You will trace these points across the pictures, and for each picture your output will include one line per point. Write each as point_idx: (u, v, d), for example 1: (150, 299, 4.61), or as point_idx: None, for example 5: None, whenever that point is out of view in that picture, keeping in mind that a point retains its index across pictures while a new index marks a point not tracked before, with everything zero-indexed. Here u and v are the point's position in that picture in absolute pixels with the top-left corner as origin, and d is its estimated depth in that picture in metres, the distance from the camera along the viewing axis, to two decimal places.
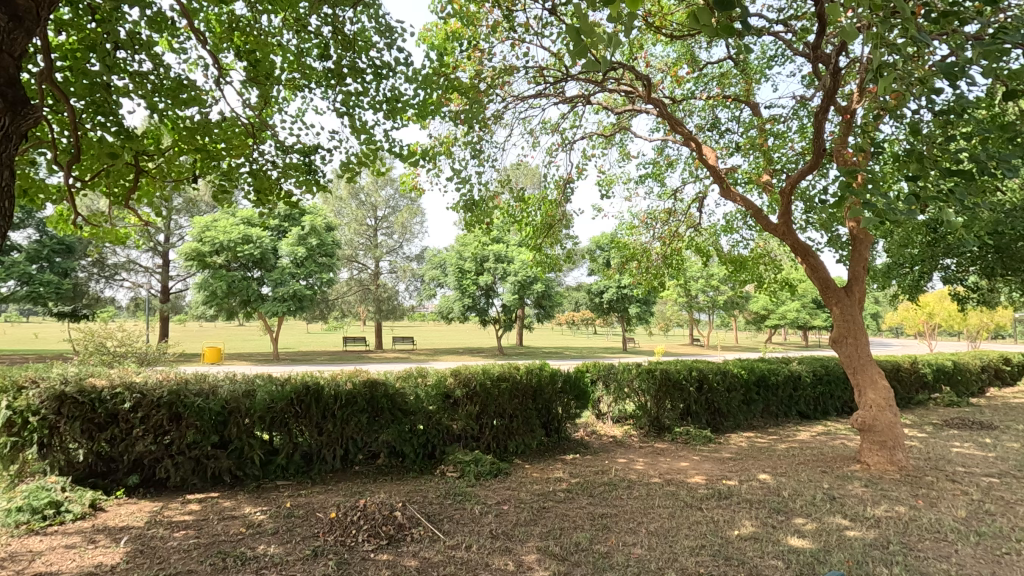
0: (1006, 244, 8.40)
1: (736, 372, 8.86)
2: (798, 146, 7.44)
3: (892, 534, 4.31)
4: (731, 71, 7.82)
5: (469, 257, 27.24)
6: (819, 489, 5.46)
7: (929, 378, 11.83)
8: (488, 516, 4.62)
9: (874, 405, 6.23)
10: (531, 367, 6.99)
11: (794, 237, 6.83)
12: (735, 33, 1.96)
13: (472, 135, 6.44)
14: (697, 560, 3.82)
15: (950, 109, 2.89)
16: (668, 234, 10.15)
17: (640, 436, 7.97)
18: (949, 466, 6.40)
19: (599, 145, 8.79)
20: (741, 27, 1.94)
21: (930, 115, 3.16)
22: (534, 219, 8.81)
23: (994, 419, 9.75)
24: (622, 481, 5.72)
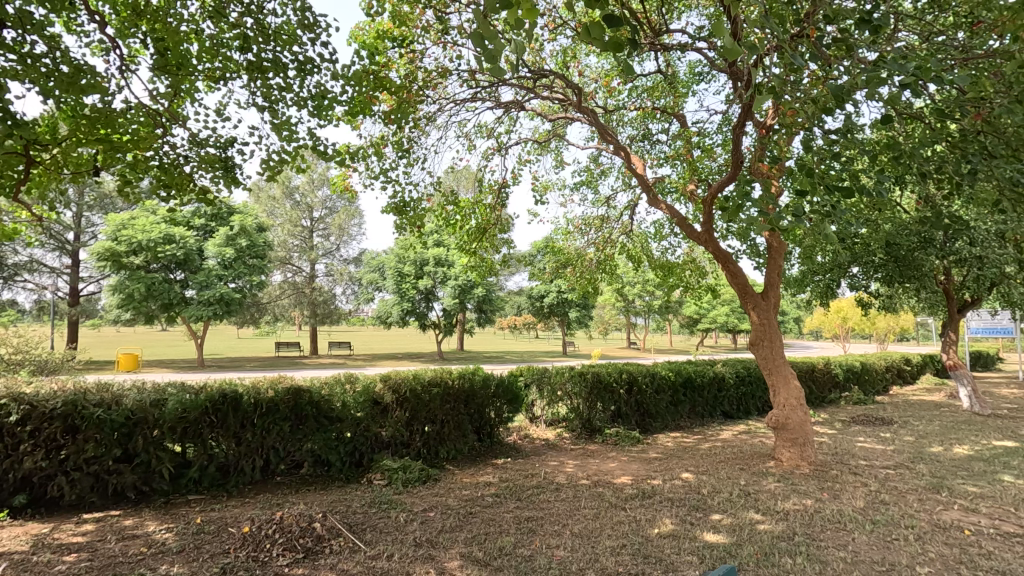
0: (902, 254, 9.18)
1: (665, 374, 9.16)
2: (722, 158, 7.80)
3: (798, 526, 4.56)
4: (660, 84, 8.12)
5: (408, 261, 26.85)
6: (735, 485, 5.73)
7: (840, 377, 12.68)
8: (412, 524, 4.53)
9: (787, 405, 6.61)
10: (464, 371, 6.94)
11: (715, 245, 7.15)
12: (630, 48, 2.05)
13: (404, 135, 6.34)
14: (617, 559, 3.89)
15: (841, 131, 3.13)
16: (602, 240, 10.38)
17: (572, 438, 8.09)
18: (852, 460, 6.88)
19: (534, 151, 8.89)
20: (634, 44, 2.03)
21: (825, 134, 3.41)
22: (470, 223, 8.80)
23: (894, 415, 10.59)
24: (551, 484, 5.78)
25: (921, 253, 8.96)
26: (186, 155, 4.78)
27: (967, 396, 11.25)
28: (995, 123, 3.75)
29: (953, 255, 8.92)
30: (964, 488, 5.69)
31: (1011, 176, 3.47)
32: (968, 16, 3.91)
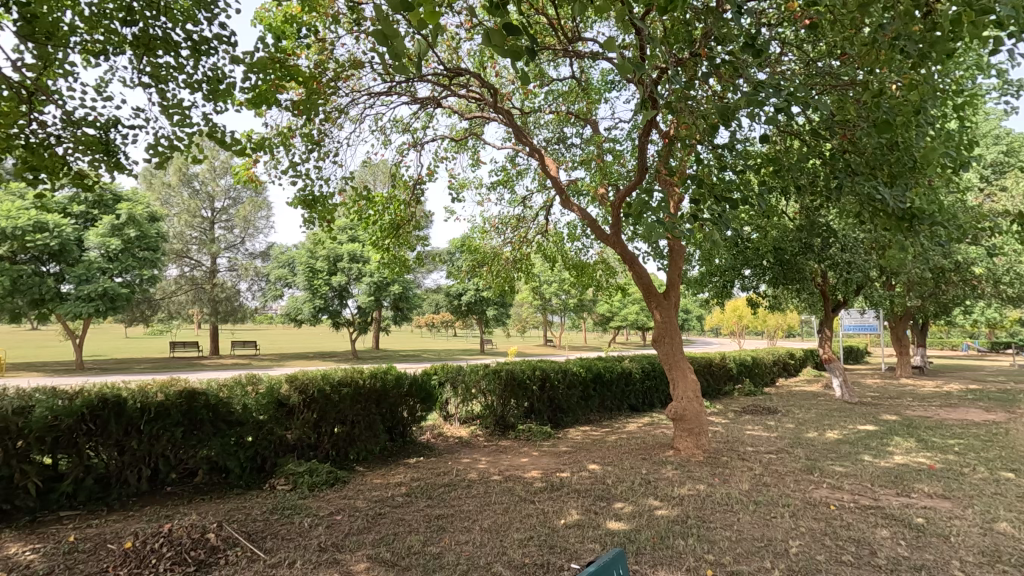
0: (787, 258, 10.12)
1: (576, 370, 9.47)
2: (630, 164, 8.19)
3: (691, 510, 4.91)
4: (574, 90, 8.37)
5: (321, 257, 25.81)
6: (637, 474, 6.06)
7: (734, 371, 13.74)
8: (317, 528, 4.38)
9: (685, 397, 7.07)
10: (376, 371, 6.80)
11: (622, 246, 7.50)
12: (526, 55, 2.18)
13: (314, 126, 6.10)
14: (524, 551, 3.99)
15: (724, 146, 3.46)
16: (518, 239, 10.51)
17: (485, 435, 8.18)
18: (740, 446, 7.50)
19: (451, 149, 8.84)
20: (530, 52, 2.17)
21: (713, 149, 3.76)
22: (384, 219, 8.62)
23: (779, 405, 11.64)
24: (462, 481, 5.82)
25: (802, 257, 9.91)
26: (59, 135, 4.31)
27: (839, 385, 12.58)
28: (857, 144, 4.24)
29: (828, 260, 9.95)
30: (831, 468, 6.39)
31: (869, 191, 3.95)
32: (836, 48, 4.39)
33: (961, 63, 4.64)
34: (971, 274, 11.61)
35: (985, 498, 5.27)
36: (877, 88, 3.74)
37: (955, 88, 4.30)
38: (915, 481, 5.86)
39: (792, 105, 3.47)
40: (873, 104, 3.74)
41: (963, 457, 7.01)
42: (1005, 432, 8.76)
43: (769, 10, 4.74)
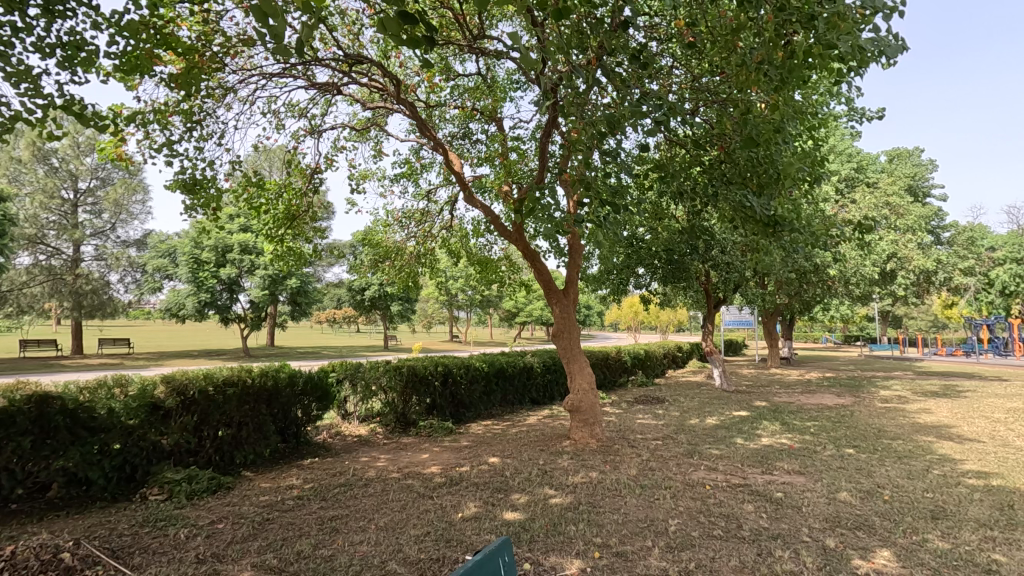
0: (675, 258, 10.88)
1: (479, 365, 9.56)
2: (533, 163, 8.37)
3: (583, 497, 5.16)
4: (480, 87, 8.39)
5: (207, 246, 23.85)
6: (535, 465, 6.25)
7: (628, 363, 14.55)
8: (195, 539, 4.07)
9: (581, 389, 7.37)
10: (266, 369, 6.41)
11: (524, 243, 7.67)
12: (415, 47, 2.17)
13: (195, 103, 5.61)
14: (420, 547, 3.98)
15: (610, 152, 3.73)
16: (423, 234, 10.38)
17: (385, 433, 8.03)
18: (631, 434, 7.98)
19: (352, 138, 8.54)
20: (419, 45, 2.17)
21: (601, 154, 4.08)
22: (277, 209, 8.14)
23: (667, 394, 12.51)
24: (359, 480, 5.67)
25: (688, 258, 10.77)
26: None
27: (719, 375, 13.74)
28: (732, 155, 4.67)
29: (710, 261, 10.83)
30: (709, 452, 6.98)
31: (740, 198, 4.36)
32: (716, 66, 4.78)
33: (817, 89, 5.24)
34: (827, 275, 13.16)
35: (831, 472, 6.03)
36: (748, 106, 4.14)
37: (812, 111, 4.85)
38: (777, 460, 6.57)
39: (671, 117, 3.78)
40: (744, 120, 4.14)
41: (817, 437, 7.95)
42: (850, 414, 10.04)
43: (660, 26, 5.06)
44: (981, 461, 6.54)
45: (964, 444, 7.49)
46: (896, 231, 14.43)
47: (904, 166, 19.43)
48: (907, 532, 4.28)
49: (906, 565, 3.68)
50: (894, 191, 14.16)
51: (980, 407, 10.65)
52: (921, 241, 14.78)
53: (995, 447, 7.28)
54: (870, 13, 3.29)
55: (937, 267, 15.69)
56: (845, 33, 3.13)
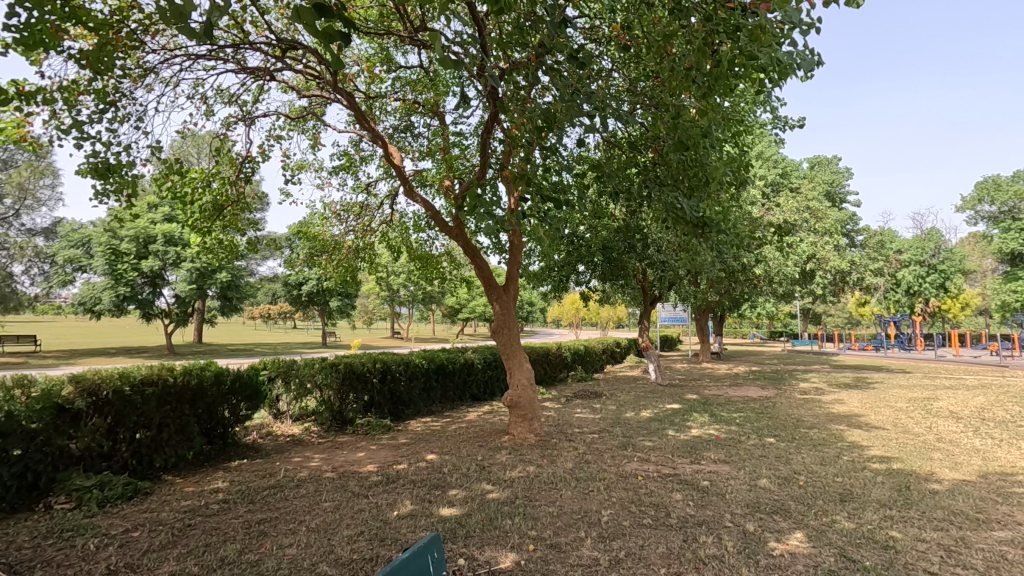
0: (613, 257, 11.17)
1: (418, 362, 9.44)
2: (475, 160, 8.33)
3: (520, 491, 5.22)
4: (422, 80, 8.27)
5: (126, 236, 22.27)
6: (473, 461, 6.26)
7: (568, 359, 14.80)
8: (107, 549, 3.81)
9: (520, 384, 7.43)
10: (190, 367, 6.06)
11: (465, 239, 7.64)
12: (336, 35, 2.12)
13: (110, 83, 5.23)
14: (352, 547, 3.90)
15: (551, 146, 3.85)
16: (362, 228, 10.11)
17: (320, 432, 7.80)
18: (568, 429, 8.13)
19: (287, 127, 8.22)
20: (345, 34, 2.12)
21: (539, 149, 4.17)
22: (203, 199, 7.69)
23: (605, 389, 12.83)
24: (290, 481, 5.48)
25: (626, 256, 11.09)
26: None
27: (654, 370, 14.24)
28: (664, 158, 4.86)
29: (647, 259, 11.18)
30: (642, 444, 7.22)
31: (671, 199, 4.54)
32: (651, 71, 4.94)
33: (744, 98, 5.51)
34: (753, 275, 13.89)
35: (754, 460, 6.39)
36: (678, 111, 4.32)
37: (738, 119, 5.11)
38: (704, 450, 6.89)
39: (606, 117, 3.91)
40: (674, 124, 4.32)
41: (742, 428, 8.39)
42: (773, 405, 10.66)
43: (599, 28, 5.16)
44: (884, 446, 7.12)
45: (871, 432, 8.12)
46: (816, 233, 15.43)
47: (823, 173, 20.79)
48: (818, 514, 4.61)
49: (815, 545, 3.96)
50: (814, 196, 15.14)
51: (886, 397, 11.57)
52: (837, 244, 15.88)
53: (897, 434, 7.95)
54: (788, 29, 3.49)
55: (852, 269, 16.90)
56: (766, 46, 3.31)
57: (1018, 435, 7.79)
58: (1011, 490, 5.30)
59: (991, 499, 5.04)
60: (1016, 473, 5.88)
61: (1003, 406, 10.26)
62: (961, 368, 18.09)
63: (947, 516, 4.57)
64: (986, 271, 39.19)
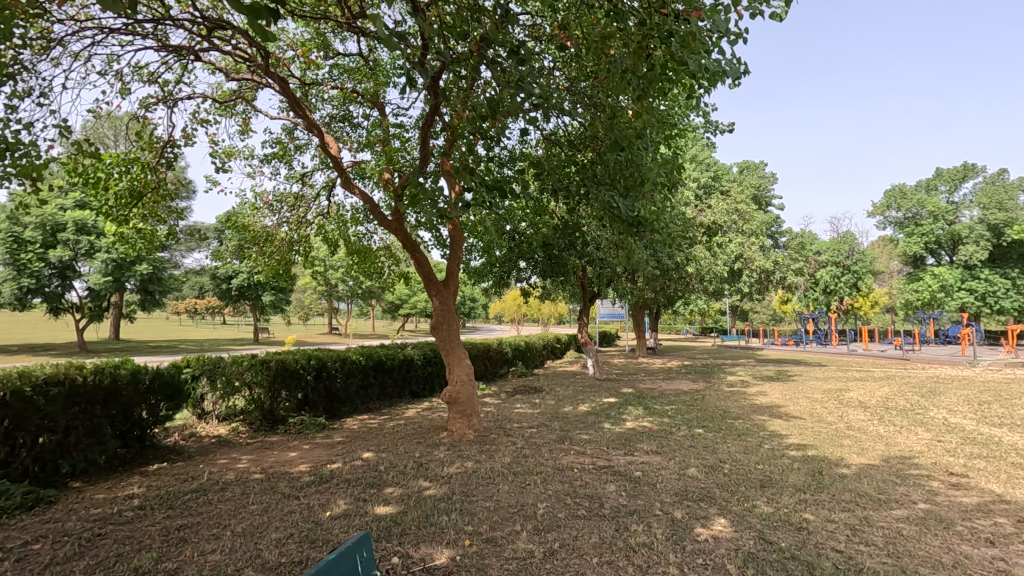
0: (554, 253, 11.32)
1: (355, 359, 9.21)
2: (415, 153, 8.19)
3: (457, 487, 5.20)
4: (361, 69, 8.05)
5: (30, 224, 20.41)
6: (410, 458, 6.18)
7: (509, 355, 14.89)
8: (1, 565, 3.48)
9: (459, 381, 7.40)
10: (102, 365, 5.63)
11: (404, 233, 7.50)
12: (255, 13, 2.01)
13: (7, 53, 4.76)
14: (281, 551, 3.75)
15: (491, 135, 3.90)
16: (296, 220, 9.72)
17: (249, 433, 7.46)
18: (507, 424, 8.17)
19: (215, 110, 7.77)
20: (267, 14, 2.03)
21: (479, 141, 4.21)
22: (119, 185, 7.16)
23: (545, 384, 13.00)
24: (215, 485, 5.22)
25: (566, 253, 11.29)
26: None
27: (592, 365, 14.58)
28: (602, 158, 4.97)
29: (586, 256, 11.40)
30: (579, 437, 7.37)
31: (608, 199, 4.67)
32: (591, 72, 5.03)
33: (678, 102, 5.71)
34: (686, 273, 14.48)
35: (683, 451, 6.67)
36: (615, 113, 4.44)
37: (672, 123, 5.30)
38: (637, 442, 7.12)
39: (545, 114, 3.98)
40: (611, 124, 4.42)
41: (673, 420, 8.74)
42: (702, 398, 11.17)
43: (541, 26, 5.20)
44: (801, 435, 7.62)
45: (790, 421, 8.67)
46: (743, 235, 16.26)
47: (751, 177, 21.95)
48: (740, 500, 4.87)
49: (737, 529, 4.18)
50: (742, 199, 15.95)
51: (804, 389, 12.38)
52: (762, 245, 16.82)
53: (812, 423, 8.52)
54: (717, 38, 3.65)
55: (775, 269, 17.95)
56: (696, 54, 3.46)
57: (916, 422, 8.54)
58: (908, 472, 5.80)
59: (891, 481, 5.49)
60: (913, 457, 6.45)
61: (903, 395, 11.22)
62: (869, 361, 19.66)
63: (854, 497, 4.95)
64: (892, 272, 42.76)
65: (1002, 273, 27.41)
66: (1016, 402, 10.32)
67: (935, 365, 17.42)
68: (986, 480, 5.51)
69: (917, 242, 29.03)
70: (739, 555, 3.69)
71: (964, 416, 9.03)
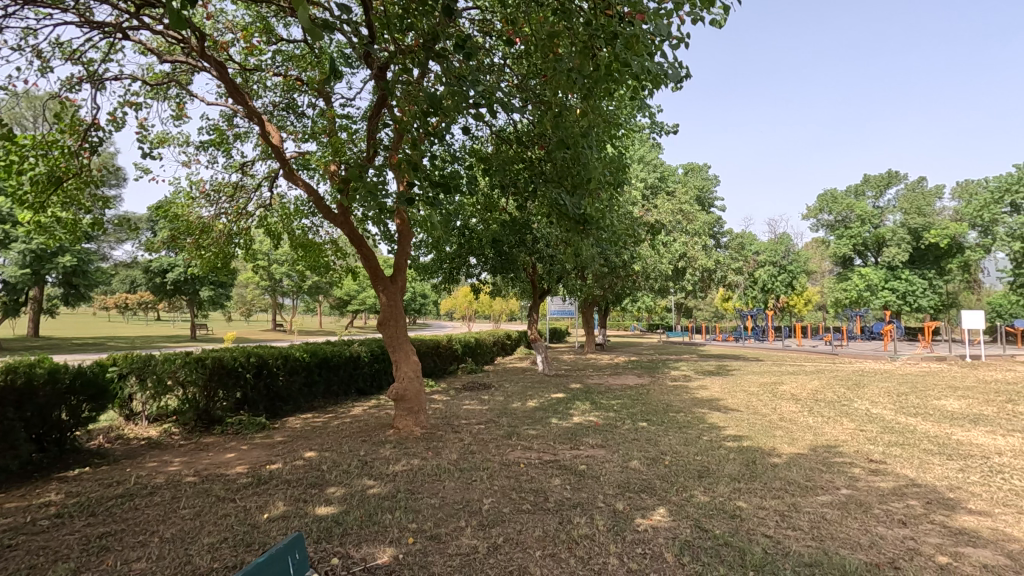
0: (504, 250, 11.34)
1: (299, 355, 8.91)
2: (362, 145, 8.00)
3: (402, 485, 5.14)
4: (306, 57, 7.80)
5: None
6: (354, 457, 6.06)
7: (458, 351, 14.81)
8: None
9: (406, 378, 7.30)
10: (13, 366, 5.26)
11: (350, 227, 7.31)
12: None
13: None
14: (213, 556, 3.59)
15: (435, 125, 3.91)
16: (235, 211, 9.30)
17: (182, 434, 7.11)
18: (455, 420, 8.14)
19: (146, 93, 7.33)
20: None
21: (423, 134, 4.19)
22: (38, 170, 6.65)
23: (495, 380, 13.04)
24: (143, 489, 4.94)
25: (516, 250, 11.34)
26: None
27: (541, 361, 14.72)
28: (549, 156, 5.02)
29: (536, 252, 11.49)
30: (526, 432, 7.43)
31: (555, 197, 4.72)
32: (539, 70, 5.06)
33: (624, 103, 5.83)
34: (632, 271, 14.83)
35: (627, 444, 6.84)
36: (562, 110, 4.49)
37: (617, 123, 5.40)
38: (583, 436, 7.25)
39: (491, 108, 4.00)
40: (558, 121, 4.45)
41: (619, 414, 8.94)
42: (647, 392, 11.48)
43: (490, 21, 5.18)
44: (737, 427, 7.96)
45: (728, 414, 9.04)
46: (687, 234, 16.80)
47: (695, 179, 22.71)
48: (679, 490, 5.05)
49: (675, 519, 4.32)
50: (686, 200, 16.47)
51: (742, 383, 12.94)
52: (705, 244, 17.45)
53: (748, 415, 8.92)
54: (660, 42, 3.75)
55: (717, 268, 18.65)
56: (638, 56, 3.55)
57: (841, 413, 9.09)
58: (833, 460, 6.16)
59: (818, 468, 5.83)
60: (837, 446, 6.86)
61: (831, 388, 11.93)
62: (801, 356, 20.76)
63: (783, 485, 5.22)
64: (823, 272, 45.32)
65: (920, 274, 29.56)
66: (929, 393, 11.16)
67: (860, 360, 18.62)
68: (901, 466, 5.93)
69: (846, 244, 30.89)
70: (676, 544, 3.82)
71: (884, 406, 9.68)
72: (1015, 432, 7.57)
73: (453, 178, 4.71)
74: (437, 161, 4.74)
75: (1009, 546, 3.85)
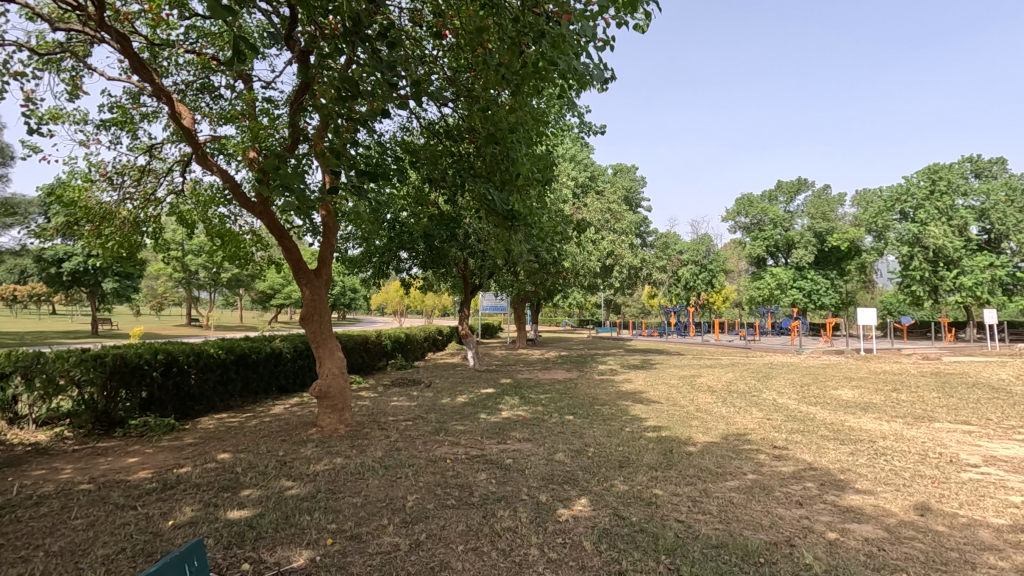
0: (435, 244, 11.22)
1: (213, 352, 8.39)
2: (284, 132, 7.63)
3: (323, 484, 4.98)
4: (223, 34, 7.33)
5: None
6: (272, 458, 5.80)
7: (387, 347, 14.50)
8: None
9: (330, 374, 7.06)
10: None
11: (270, 217, 6.95)
12: None
13: None
14: (109, 568, 3.33)
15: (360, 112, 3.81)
16: (143, 197, 8.62)
17: (77, 438, 6.52)
18: (382, 417, 7.97)
19: (35, 64, 6.62)
20: None
21: (348, 121, 4.07)
22: None
23: (425, 376, 12.88)
24: (27, 500, 4.49)
25: (447, 244, 11.24)
26: None
27: (472, 356, 14.68)
28: (479, 150, 5.01)
29: (468, 247, 11.45)
30: (454, 428, 7.40)
31: (484, 191, 4.73)
32: (469, 64, 5.05)
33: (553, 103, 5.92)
34: (562, 268, 15.11)
35: (553, 437, 6.98)
36: (491, 105, 4.50)
37: (546, 121, 5.47)
38: (511, 430, 7.33)
39: (417, 97, 3.94)
40: (487, 116, 4.45)
41: (546, 408, 9.09)
42: (574, 386, 11.75)
43: (420, 13, 5.11)
44: (657, 418, 8.33)
45: (649, 406, 9.43)
46: (616, 233, 17.33)
47: (624, 179, 23.46)
48: (599, 480, 5.22)
49: (595, 508, 4.46)
50: (614, 199, 16.99)
51: (664, 376, 13.53)
52: (631, 243, 18.09)
53: (668, 407, 9.35)
54: (586, 43, 3.85)
55: (642, 265, 19.38)
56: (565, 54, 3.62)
57: (751, 404, 9.72)
58: (741, 447, 6.59)
59: (728, 455, 6.21)
60: (746, 434, 7.34)
61: (743, 380, 12.73)
62: (718, 350, 22.03)
63: (696, 472, 5.52)
64: (739, 271, 48.24)
65: (823, 274, 32.10)
66: (828, 383, 12.16)
67: (770, 354, 20.00)
68: (800, 451, 6.44)
69: (760, 245, 33.00)
70: (595, 532, 3.95)
71: (788, 396, 10.46)
72: (898, 418, 8.41)
73: (378, 169, 4.61)
74: (364, 152, 4.61)
75: (888, 520, 4.28)
